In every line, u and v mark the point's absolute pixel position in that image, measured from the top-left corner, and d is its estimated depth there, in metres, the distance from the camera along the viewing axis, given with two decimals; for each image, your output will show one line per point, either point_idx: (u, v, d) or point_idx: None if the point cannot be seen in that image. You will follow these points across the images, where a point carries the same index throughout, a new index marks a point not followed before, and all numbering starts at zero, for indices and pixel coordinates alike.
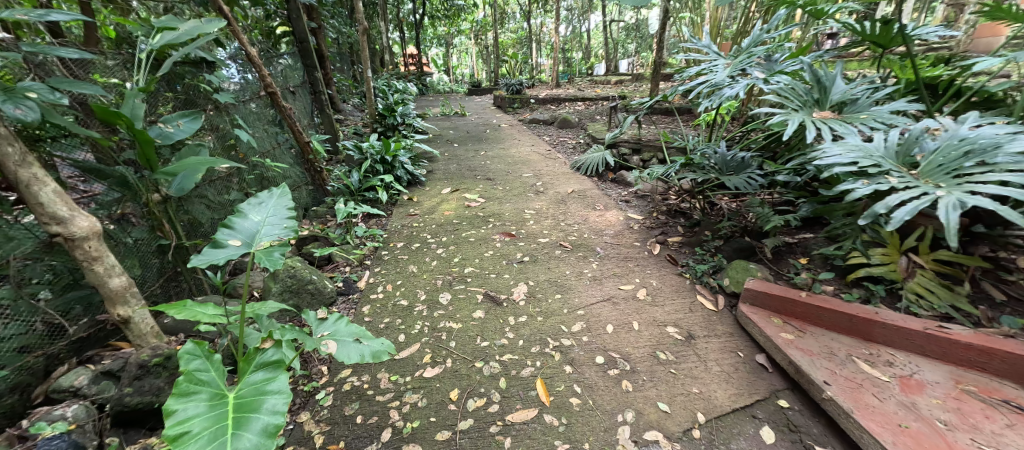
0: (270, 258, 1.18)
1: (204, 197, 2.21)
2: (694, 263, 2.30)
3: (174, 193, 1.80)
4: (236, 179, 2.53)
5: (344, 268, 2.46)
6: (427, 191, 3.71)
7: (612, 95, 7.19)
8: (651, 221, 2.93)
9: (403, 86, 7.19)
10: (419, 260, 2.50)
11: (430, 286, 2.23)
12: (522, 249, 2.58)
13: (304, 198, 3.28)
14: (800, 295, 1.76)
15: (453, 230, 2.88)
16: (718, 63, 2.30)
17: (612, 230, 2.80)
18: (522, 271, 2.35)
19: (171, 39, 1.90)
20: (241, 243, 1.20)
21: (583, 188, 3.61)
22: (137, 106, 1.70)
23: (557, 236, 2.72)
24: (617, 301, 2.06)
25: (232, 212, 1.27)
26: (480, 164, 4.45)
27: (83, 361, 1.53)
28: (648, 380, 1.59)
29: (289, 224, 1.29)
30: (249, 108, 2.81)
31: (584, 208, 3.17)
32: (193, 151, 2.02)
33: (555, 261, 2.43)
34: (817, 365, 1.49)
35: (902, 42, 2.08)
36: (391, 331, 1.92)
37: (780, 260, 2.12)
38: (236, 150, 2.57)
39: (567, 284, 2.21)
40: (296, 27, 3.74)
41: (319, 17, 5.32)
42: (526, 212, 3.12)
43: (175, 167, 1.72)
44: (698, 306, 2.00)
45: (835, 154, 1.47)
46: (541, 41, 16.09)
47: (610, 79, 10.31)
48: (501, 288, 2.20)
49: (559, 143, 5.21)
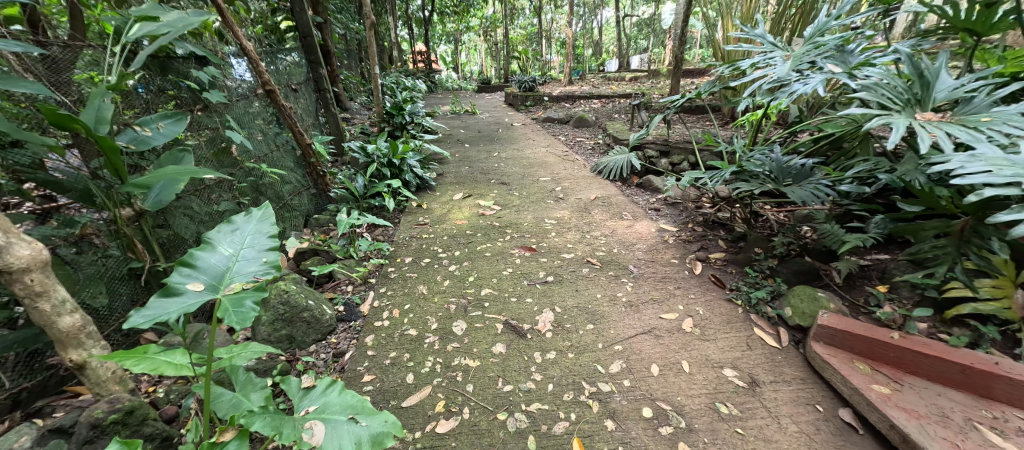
0: (239, 310, 0.91)
1: (188, 209, 1.96)
2: (745, 286, 1.99)
3: (150, 206, 1.58)
4: (228, 187, 2.28)
5: (346, 287, 2.21)
6: (438, 196, 3.43)
7: (631, 92, 6.84)
8: (686, 233, 2.62)
9: (412, 84, 6.95)
10: (429, 279, 2.22)
11: (442, 313, 1.95)
12: (545, 267, 2.29)
13: (305, 205, 3.04)
14: (891, 337, 1.46)
15: (466, 242, 2.60)
16: (775, 56, 1.99)
17: (644, 244, 2.50)
18: (546, 293, 2.07)
19: (150, 30, 1.67)
20: (204, 287, 0.93)
21: (606, 193, 3.32)
22: (103, 108, 1.45)
23: (583, 251, 2.44)
24: (660, 335, 1.76)
25: (196, 244, 1.00)
26: (494, 166, 4.17)
27: (31, 414, 1.28)
28: (710, 443, 1.30)
29: (269, 257, 1.02)
30: (245, 109, 2.57)
31: (611, 218, 2.88)
32: (173, 158, 1.78)
33: (584, 282, 2.14)
34: (931, 433, 1.19)
35: (1004, 30, 1.72)
36: (398, 369, 1.65)
37: (853, 287, 1.81)
38: (229, 155, 2.32)
39: (600, 311, 1.92)
40: (300, 21, 3.50)
41: (325, 11, 5.08)
42: (547, 222, 2.84)
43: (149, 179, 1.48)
44: (758, 342, 1.70)
45: (979, 171, 1.17)
46: (553, 37, 15.74)
47: (624, 76, 9.92)
48: (524, 316, 1.91)
49: (577, 143, 4.91)
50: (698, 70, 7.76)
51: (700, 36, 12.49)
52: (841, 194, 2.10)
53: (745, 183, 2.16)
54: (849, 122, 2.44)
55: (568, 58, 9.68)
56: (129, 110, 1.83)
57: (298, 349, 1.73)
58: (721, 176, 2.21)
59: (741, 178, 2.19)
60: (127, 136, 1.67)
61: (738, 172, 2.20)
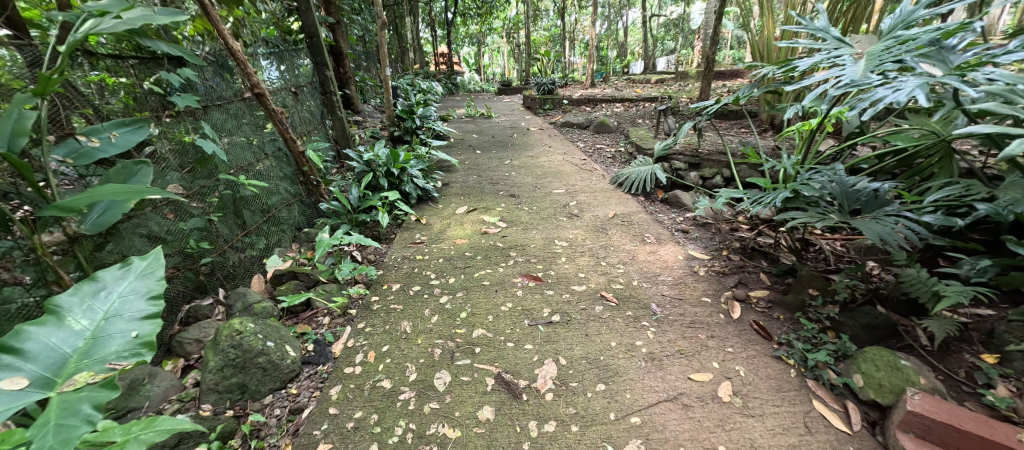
0: (65, 424, 0.64)
1: (144, 230, 1.73)
2: (799, 341, 1.60)
3: (89, 229, 1.40)
4: (201, 202, 2.04)
5: (322, 319, 1.94)
6: (440, 209, 3.13)
7: (656, 95, 6.40)
8: (720, 263, 2.24)
9: (427, 85, 6.74)
10: (415, 314, 1.92)
11: (425, 359, 1.65)
12: (550, 303, 1.95)
13: (294, 217, 2.81)
14: (1018, 443, 1.07)
15: (464, 267, 2.28)
16: (843, 54, 1.62)
17: (669, 276, 2.14)
18: (549, 338, 1.73)
19: (106, 27, 1.44)
20: (30, 383, 0.68)
21: (627, 210, 2.95)
22: (25, 117, 1.22)
23: (597, 283, 2.09)
24: (689, 405, 1.39)
25: (38, 315, 0.76)
26: (504, 175, 3.86)
27: None
28: None
29: (142, 331, 0.77)
30: (228, 114, 2.33)
31: (631, 240, 2.52)
32: (129, 170, 1.58)
33: (596, 325, 1.79)
34: None
35: None
36: (361, 436, 1.35)
37: (947, 354, 1.41)
38: (204, 166, 2.09)
39: (614, 366, 1.57)
40: (306, 20, 3.28)
41: (338, 12, 4.90)
42: (557, 243, 2.51)
43: (79, 201, 1.25)
44: (821, 423, 1.31)
45: None
46: (575, 39, 15.36)
47: (649, 79, 9.40)
48: (521, 368, 1.58)
49: (596, 151, 4.55)
50: (730, 71, 7.26)
51: (732, 35, 11.85)
52: (922, 225, 1.69)
53: (800, 211, 1.73)
54: (927, 135, 2.03)
55: (589, 60, 9.25)
56: (77, 115, 1.61)
57: (250, 402, 1.46)
58: (770, 203, 1.81)
59: (794, 205, 1.77)
60: (70, 147, 1.46)
61: (789, 197, 1.79)
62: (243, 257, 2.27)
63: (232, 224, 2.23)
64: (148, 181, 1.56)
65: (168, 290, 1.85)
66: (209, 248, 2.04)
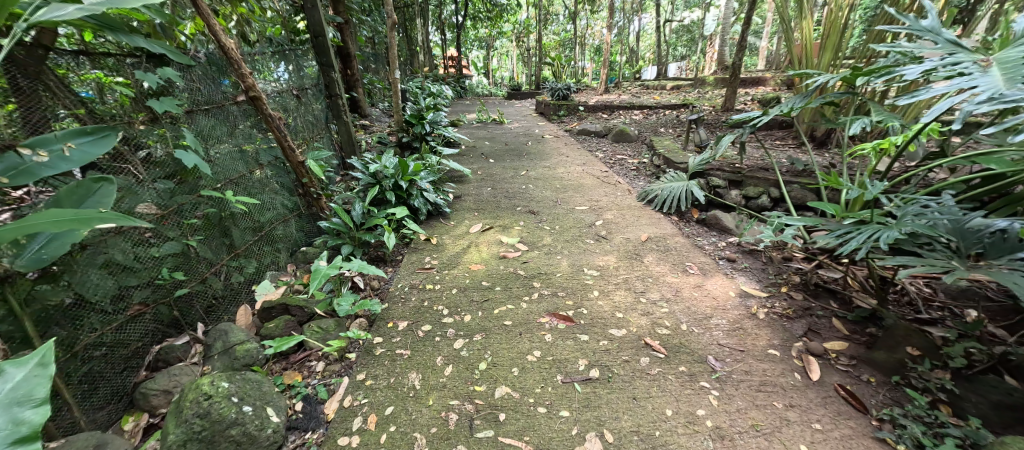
0: None
1: (106, 259, 1.44)
2: (907, 419, 1.28)
3: (28, 264, 1.09)
4: (182, 223, 1.75)
5: (316, 365, 1.64)
6: (452, 227, 2.83)
7: (677, 103, 6.07)
8: (782, 302, 1.91)
9: (437, 89, 6.48)
10: (426, 363, 1.61)
11: (438, 428, 1.33)
12: (586, 352, 1.64)
13: (290, 234, 2.51)
14: None
15: (481, 301, 1.97)
16: (966, 60, 1.31)
17: (723, 319, 1.81)
18: (589, 402, 1.41)
19: (57, 15, 1.05)
20: None
21: (661, 232, 2.63)
22: None
23: (639, 326, 1.77)
24: None
25: None
26: (520, 188, 3.55)
27: None
28: None
29: None
30: (218, 120, 2.03)
31: (672, 270, 2.20)
32: (91, 186, 1.22)
33: (643, 384, 1.48)
34: None
35: None
36: None
37: None
38: (188, 181, 1.79)
39: (674, 446, 1.25)
40: (312, 18, 3.01)
41: (347, 10, 4.64)
42: (586, 272, 2.19)
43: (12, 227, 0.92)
44: None
45: None
46: (586, 44, 15.09)
47: (664, 85, 9.06)
48: (557, 446, 1.26)
49: (617, 162, 4.24)
50: (752, 78, 6.90)
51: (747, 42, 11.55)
52: None
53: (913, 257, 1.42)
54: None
55: (603, 66, 8.95)
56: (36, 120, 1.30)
57: None
58: (866, 241, 1.51)
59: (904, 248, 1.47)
60: (6, 162, 1.08)
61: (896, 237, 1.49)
62: (229, 284, 1.98)
63: (218, 246, 1.94)
64: (110, 204, 1.22)
65: (134, 328, 1.56)
66: (187, 276, 1.75)
